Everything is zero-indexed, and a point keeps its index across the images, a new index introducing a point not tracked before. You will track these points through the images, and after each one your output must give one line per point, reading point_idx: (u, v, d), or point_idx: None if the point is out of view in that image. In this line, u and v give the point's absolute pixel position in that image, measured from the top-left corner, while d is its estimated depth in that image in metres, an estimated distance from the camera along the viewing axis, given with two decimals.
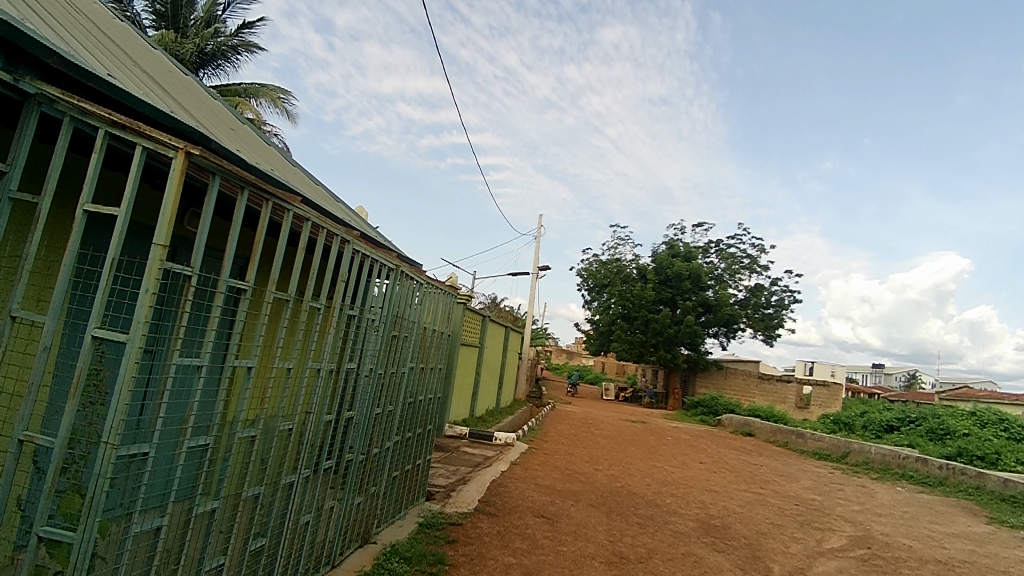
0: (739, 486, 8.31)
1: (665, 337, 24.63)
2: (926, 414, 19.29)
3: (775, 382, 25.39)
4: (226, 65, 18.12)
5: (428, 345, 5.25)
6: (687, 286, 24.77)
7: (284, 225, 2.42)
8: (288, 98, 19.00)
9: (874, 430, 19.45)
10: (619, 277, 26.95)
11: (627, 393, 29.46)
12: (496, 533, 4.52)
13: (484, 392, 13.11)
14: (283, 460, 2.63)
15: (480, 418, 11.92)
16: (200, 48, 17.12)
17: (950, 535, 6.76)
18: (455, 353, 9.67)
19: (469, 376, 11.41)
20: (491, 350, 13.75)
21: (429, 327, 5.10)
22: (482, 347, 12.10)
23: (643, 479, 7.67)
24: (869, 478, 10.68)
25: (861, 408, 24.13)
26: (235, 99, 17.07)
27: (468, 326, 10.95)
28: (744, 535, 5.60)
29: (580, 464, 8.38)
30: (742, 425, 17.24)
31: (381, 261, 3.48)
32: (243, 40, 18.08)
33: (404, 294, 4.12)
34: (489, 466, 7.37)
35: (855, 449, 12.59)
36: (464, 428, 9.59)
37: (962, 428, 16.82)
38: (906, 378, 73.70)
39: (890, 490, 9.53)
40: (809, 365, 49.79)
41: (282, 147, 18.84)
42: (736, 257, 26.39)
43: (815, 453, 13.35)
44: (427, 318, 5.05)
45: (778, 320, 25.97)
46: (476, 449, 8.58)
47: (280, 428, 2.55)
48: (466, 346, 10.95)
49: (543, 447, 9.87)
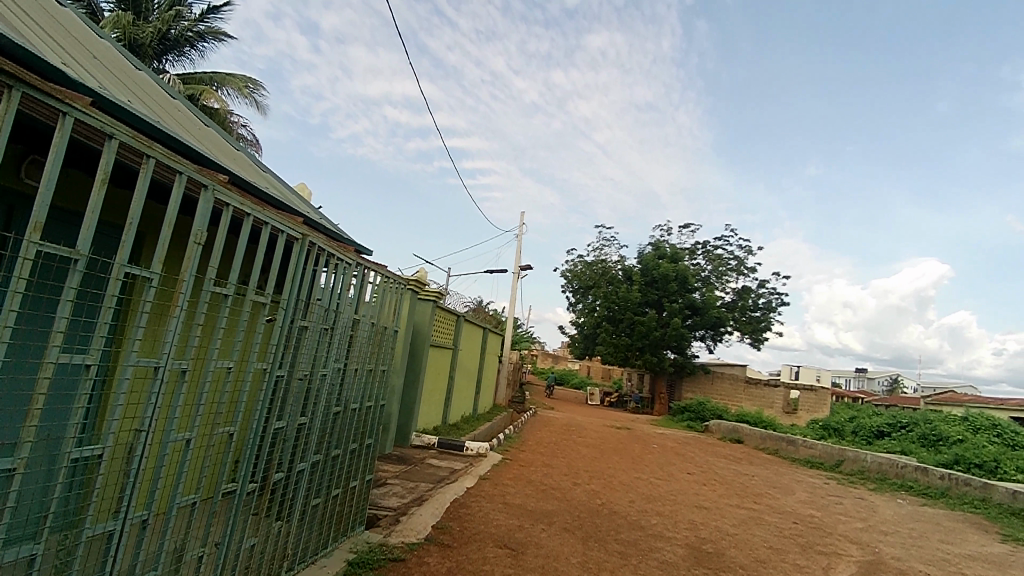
0: (731, 501, 7.59)
1: (650, 340, 23.98)
2: (917, 419, 18.78)
3: (762, 386, 24.83)
4: (192, 52, 17.24)
5: (376, 339, 4.30)
6: (673, 287, 24.18)
7: (61, 136, 1.47)
8: (258, 89, 18.10)
9: (865, 435, 18.92)
10: (604, 278, 26.30)
11: (613, 397, 28.77)
12: (444, 572, 3.71)
13: (459, 398, 12.28)
14: (88, 503, 1.72)
15: (454, 426, 11.09)
16: (162, 33, 16.20)
17: (966, 559, 6.06)
18: (423, 356, 8.91)
19: (441, 380, 10.60)
20: (468, 354, 12.91)
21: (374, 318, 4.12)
22: (456, 349, 11.30)
23: (626, 495, 6.91)
24: (867, 489, 10.01)
25: (849, 413, 23.64)
26: (199, 88, 16.11)
27: (439, 326, 10.17)
28: (741, 564, 4.83)
29: (555, 478, 7.57)
30: (730, 431, 16.60)
31: (284, 224, 2.46)
32: (210, 27, 17.21)
33: (335, 274, 3.13)
34: (453, 481, 6.56)
35: (849, 457, 11.96)
36: (432, 438, 8.82)
37: (955, 434, 16.31)
38: (890, 382, 74.05)
39: (891, 504, 8.85)
40: (796, 369, 49.46)
41: (252, 140, 17.96)
42: (723, 259, 25.91)
43: (807, 461, 12.70)
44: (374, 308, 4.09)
45: (765, 323, 25.49)
46: (443, 461, 7.79)
47: (74, 456, 1.65)
48: (437, 348, 10.17)
49: (518, 458, 9.06)
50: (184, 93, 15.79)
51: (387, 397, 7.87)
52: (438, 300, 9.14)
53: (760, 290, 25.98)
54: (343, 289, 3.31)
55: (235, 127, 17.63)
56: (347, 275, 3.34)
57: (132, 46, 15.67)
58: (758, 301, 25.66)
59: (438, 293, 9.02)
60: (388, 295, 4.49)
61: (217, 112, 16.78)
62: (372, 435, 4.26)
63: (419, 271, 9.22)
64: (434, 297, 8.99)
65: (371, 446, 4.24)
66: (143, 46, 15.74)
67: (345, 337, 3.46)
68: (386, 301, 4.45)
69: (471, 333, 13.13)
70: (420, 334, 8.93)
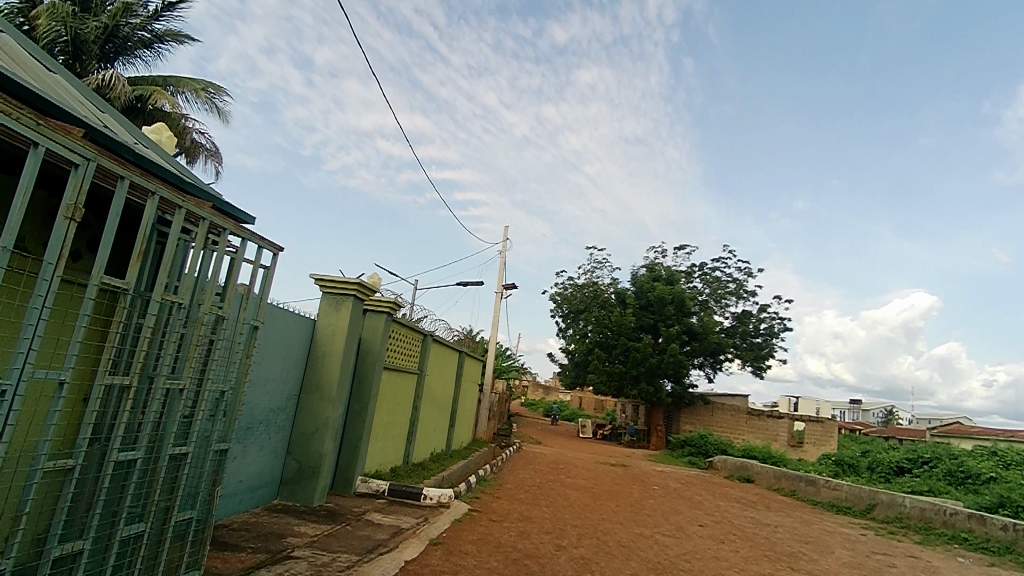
0: (762, 568, 5.88)
1: (646, 367, 22.27)
2: (940, 453, 17.09)
3: (765, 417, 23.12)
4: (145, 54, 15.98)
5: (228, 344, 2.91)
6: (669, 311, 22.65)
7: None
8: (220, 94, 16.62)
9: (883, 472, 17.18)
10: (595, 302, 24.70)
11: (606, 430, 26.87)
12: None
13: (427, 433, 10.47)
14: None
15: (419, 467, 9.31)
16: (110, 28, 14.93)
17: None
18: (375, 380, 7.21)
19: (404, 411, 8.90)
20: (440, 381, 11.14)
21: (213, 311, 2.72)
22: (423, 375, 9.58)
23: (626, 566, 5.14)
24: (913, 544, 8.32)
25: (860, 447, 21.93)
26: (150, 88, 14.50)
27: (401, 346, 8.47)
28: None
29: (534, 540, 5.83)
30: (738, 468, 14.84)
31: None
32: (167, 27, 15.97)
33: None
34: (389, 551, 4.77)
35: (882, 501, 10.20)
36: (384, 483, 7.08)
37: (987, 471, 14.63)
38: (885, 414, 73.00)
39: (953, 565, 7.12)
40: (794, 400, 47.55)
41: (211, 147, 16.48)
42: (722, 282, 24.49)
43: (831, 505, 10.97)
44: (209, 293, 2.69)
45: (767, 350, 23.90)
46: (389, 517, 6.05)
47: None
48: (398, 373, 8.46)
49: (489, 509, 7.28)
50: (131, 93, 14.32)
51: (318, 432, 6.11)
52: (396, 313, 7.46)
53: (761, 315, 24.51)
54: (58, 216, 2.01)
55: (191, 134, 16.13)
56: (74, 185, 2.08)
57: (75, 42, 14.29)
58: (759, 327, 24.13)
59: (397, 303, 7.35)
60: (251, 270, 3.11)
61: (171, 115, 15.31)
62: (214, 491, 2.90)
63: (372, 277, 7.59)
64: (391, 308, 7.32)
65: (211, 507, 2.87)
66: (87, 43, 14.38)
67: (82, 320, 2.07)
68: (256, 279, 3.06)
69: (444, 357, 11.41)
70: (370, 353, 7.21)
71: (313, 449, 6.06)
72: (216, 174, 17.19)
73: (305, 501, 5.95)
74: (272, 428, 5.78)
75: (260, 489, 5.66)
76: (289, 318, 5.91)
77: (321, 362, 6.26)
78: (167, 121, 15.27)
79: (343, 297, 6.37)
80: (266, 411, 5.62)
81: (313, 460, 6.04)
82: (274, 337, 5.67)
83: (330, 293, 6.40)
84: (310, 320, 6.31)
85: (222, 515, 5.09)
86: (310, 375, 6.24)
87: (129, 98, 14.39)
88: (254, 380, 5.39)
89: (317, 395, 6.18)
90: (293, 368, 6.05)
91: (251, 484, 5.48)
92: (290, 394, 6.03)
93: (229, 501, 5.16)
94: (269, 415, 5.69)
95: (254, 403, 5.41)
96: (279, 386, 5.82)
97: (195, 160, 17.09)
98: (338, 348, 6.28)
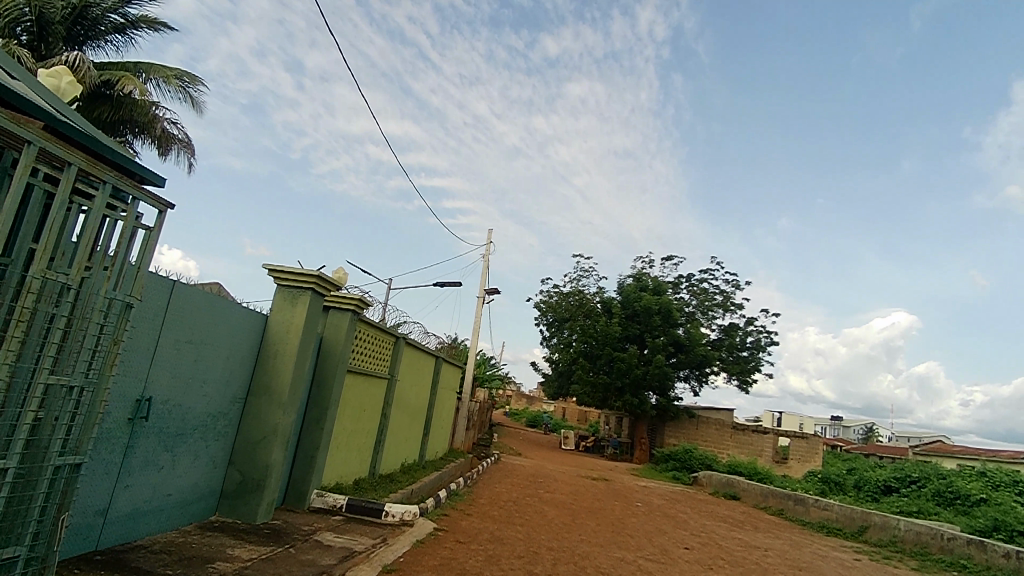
0: None
1: (630, 378, 21.79)
2: (928, 473, 16.71)
3: (750, 432, 22.68)
4: (116, 39, 15.33)
5: (81, 320, 2.53)
6: (655, 321, 22.21)
7: None
8: (196, 83, 15.96)
9: (870, 491, 16.75)
10: (580, 310, 24.20)
11: (589, 442, 26.31)
12: None
13: (398, 442, 9.80)
14: None
15: (387, 479, 8.65)
16: (78, 10, 14.27)
17: None
18: (337, 384, 6.57)
19: (371, 419, 8.26)
20: (413, 388, 10.49)
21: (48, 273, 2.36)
22: (394, 381, 8.93)
23: None
24: (909, 571, 7.81)
25: (845, 465, 21.55)
26: (118, 73, 13.82)
27: (369, 349, 7.82)
28: None
29: (502, 566, 5.20)
30: (723, 485, 14.32)
31: None
32: (142, 13, 15.33)
33: None
34: None
35: (875, 524, 9.71)
36: (342, 497, 6.46)
37: (977, 492, 14.23)
38: (865, 432, 73.31)
39: None
40: (778, 414, 47.39)
41: (183, 137, 15.78)
42: (709, 293, 24.15)
43: (821, 526, 10.46)
44: (43, 250, 2.32)
45: (753, 364, 23.55)
46: (342, 536, 5.42)
47: None
48: (366, 378, 7.81)
49: (457, 529, 6.62)
50: (98, 78, 13.68)
51: (265, 440, 5.47)
52: (363, 312, 6.83)
53: (748, 328, 24.22)
54: None
55: (163, 124, 15.48)
56: None
57: (39, 21, 13.64)
58: (745, 340, 23.79)
59: (364, 300, 6.72)
60: (135, 232, 2.76)
61: (141, 103, 14.69)
62: (58, 516, 2.58)
63: (338, 272, 6.95)
64: (357, 306, 6.68)
65: (53, 536, 2.56)
66: (53, 24, 13.74)
67: None
68: (114, 230, 2.64)
69: (419, 361, 10.76)
70: (331, 353, 6.56)
71: (259, 460, 5.45)
72: (189, 166, 16.56)
73: (246, 517, 5.36)
74: (210, 435, 5.14)
75: (195, 503, 5.06)
76: (236, 313, 5.23)
77: (273, 363, 5.60)
78: (136, 109, 14.66)
79: (300, 291, 5.70)
80: (203, 417, 4.96)
81: (258, 472, 5.43)
82: (217, 332, 5.00)
83: (286, 286, 5.73)
84: (262, 316, 5.64)
85: (144, 534, 4.50)
86: (260, 376, 5.58)
87: (96, 83, 13.77)
88: (189, 382, 4.72)
89: (266, 400, 5.53)
90: (240, 369, 5.38)
91: (183, 499, 4.88)
92: (235, 397, 5.37)
93: (154, 518, 4.57)
94: (208, 420, 5.05)
95: (188, 408, 4.76)
96: (221, 389, 5.16)
97: (169, 151, 16.46)
98: (293, 348, 5.62)
